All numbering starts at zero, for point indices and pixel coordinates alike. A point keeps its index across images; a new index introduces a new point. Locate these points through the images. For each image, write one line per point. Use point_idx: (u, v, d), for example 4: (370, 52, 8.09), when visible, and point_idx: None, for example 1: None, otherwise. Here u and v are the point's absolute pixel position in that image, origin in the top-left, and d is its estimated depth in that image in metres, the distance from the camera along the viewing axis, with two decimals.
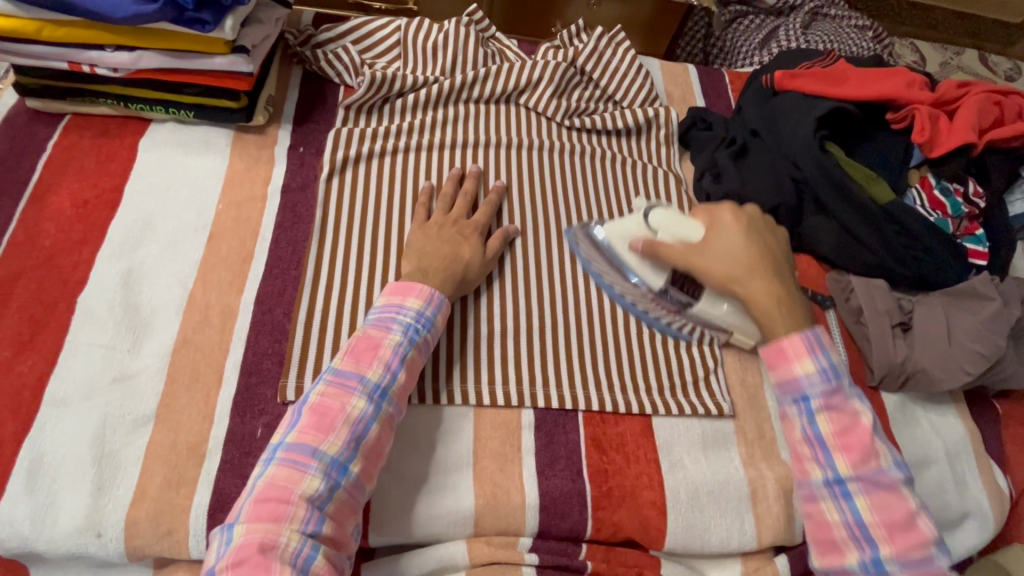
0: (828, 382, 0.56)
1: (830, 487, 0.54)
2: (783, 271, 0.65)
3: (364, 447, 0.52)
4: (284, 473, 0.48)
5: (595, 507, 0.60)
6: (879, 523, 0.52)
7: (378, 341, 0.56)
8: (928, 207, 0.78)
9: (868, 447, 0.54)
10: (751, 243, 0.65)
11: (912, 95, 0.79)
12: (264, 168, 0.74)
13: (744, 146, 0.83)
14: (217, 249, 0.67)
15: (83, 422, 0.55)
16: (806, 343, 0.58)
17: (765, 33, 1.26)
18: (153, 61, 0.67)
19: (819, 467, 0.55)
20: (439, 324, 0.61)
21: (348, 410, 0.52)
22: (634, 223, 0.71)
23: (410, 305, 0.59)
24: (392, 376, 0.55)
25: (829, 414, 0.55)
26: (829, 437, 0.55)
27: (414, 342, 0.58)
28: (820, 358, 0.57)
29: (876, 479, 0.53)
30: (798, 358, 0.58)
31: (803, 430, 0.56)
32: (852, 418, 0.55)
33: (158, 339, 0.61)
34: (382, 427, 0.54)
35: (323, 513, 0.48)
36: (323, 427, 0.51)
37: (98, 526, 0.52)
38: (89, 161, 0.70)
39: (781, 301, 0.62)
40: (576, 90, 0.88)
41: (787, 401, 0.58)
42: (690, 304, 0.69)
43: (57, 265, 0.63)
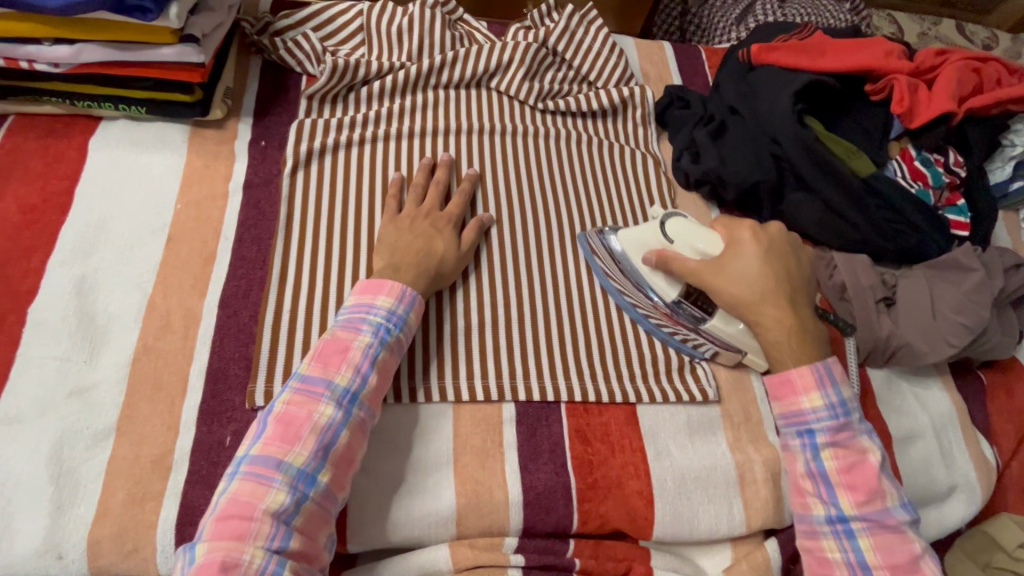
0: (834, 419, 0.57)
1: (832, 524, 0.55)
2: (800, 299, 0.63)
3: (334, 455, 0.50)
4: (248, 487, 0.46)
5: (580, 500, 0.59)
6: (882, 564, 0.53)
7: (346, 343, 0.54)
8: (909, 179, 0.76)
9: (874, 486, 0.55)
10: (771, 269, 0.62)
11: (891, 65, 0.78)
12: (224, 164, 0.71)
13: (722, 123, 0.81)
14: (177, 251, 0.64)
15: (38, 440, 0.53)
16: (816, 376, 0.59)
17: (742, 7, 1.23)
18: (95, 54, 0.63)
19: (822, 503, 0.56)
20: (413, 322, 0.59)
21: (316, 417, 0.50)
22: (650, 232, 0.68)
23: (380, 303, 0.57)
24: (361, 380, 0.53)
25: (834, 450, 0.57)
26: (835, 474, 0.56)
27: (385, 342, 0.56)
28: (829, 393, 0.58)
29: (881, 519, 0.54)
30: (806, 391, 0.59)
31: (807, 465, 0.57)
32: (858, 456, 0.56)
33: (116, 348, 0.58)
34: (353, 433, 0.51)
35: (291, 527, 0.46)
36: (289, 437, 0.49)
37: (58, 548, 0.49)
38: (36, 163, 0.66)
39: (796, 333, 0.61)
40: (549, 73, 0.85)
41: (791, 432, 0.59)
42: (704, 320, 0.65)
43: (5, 274, 0.60)
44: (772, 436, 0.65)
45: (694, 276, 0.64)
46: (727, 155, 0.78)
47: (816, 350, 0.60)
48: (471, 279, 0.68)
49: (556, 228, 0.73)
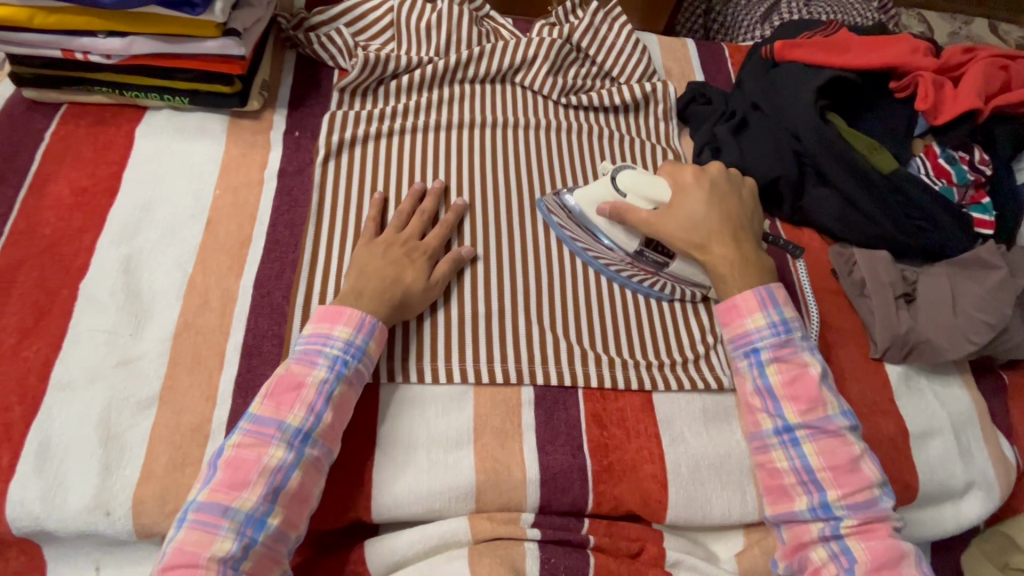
0: (776, 337, 0.62)
1: (780, 436, 0.60)
2: (745, 231, 0.68)
3: (285, 495, 0.51)
4: (194, 536, 0.48)
5: (596, 482, 0.61)
6: (824, 467, 0.58)
7: (300, 379, 0.56)
8: (933, 176, 0.76)
9: (815, 395, 0.60)
10: (713, 208, 0.68)
11: (915, 63, 0.78)
12: (260, 153, 0.74)
13: (744, 119, 0.82)
14: (215, 234, 0.68)
15: (88, 405, 0.56)
16: (758, 300, 0.64)
17: (768, 5, 1.23)
18: (145, 46, 0.68)
19: (769, 416, 0.61)
20: (374, 351, 0.59)
21: (264, 461, 0.52)
22: (603, 187, 0.70)
23: (339, 334, 0.58)
24: (313, 420, 0.54)
25: (778, 366, 0.62)
26: (779, 388, 0.61)
27: (342, 377, 0.57)
28: (771, 313, 0.63)
29: (821, 426, 0.59)
30: (750, 313, 0.64)
31: (755, 382, 0.62)
32: (801, 370, 0.61)
33: (159, 323, 0.61)
34: (303, 474, 0.53)
35: (238, 573, 0.48)
36: (236, 482, 0.50)
37: (106, 505, 0.53)
38: (86, 150, 0.70)
39: (740, 265, 0.66)
40: (572, 70, 0.87)
41: (740, 354, 0.64)
42: (667, 263, 0.69)
43: (59, 252, 0.64)
44: None
45: (647, 224, 0.67)
46: (748, 150, 0.79)
47: (759, 278, 0.66)
48: (492, 265, 0.70)
49: None
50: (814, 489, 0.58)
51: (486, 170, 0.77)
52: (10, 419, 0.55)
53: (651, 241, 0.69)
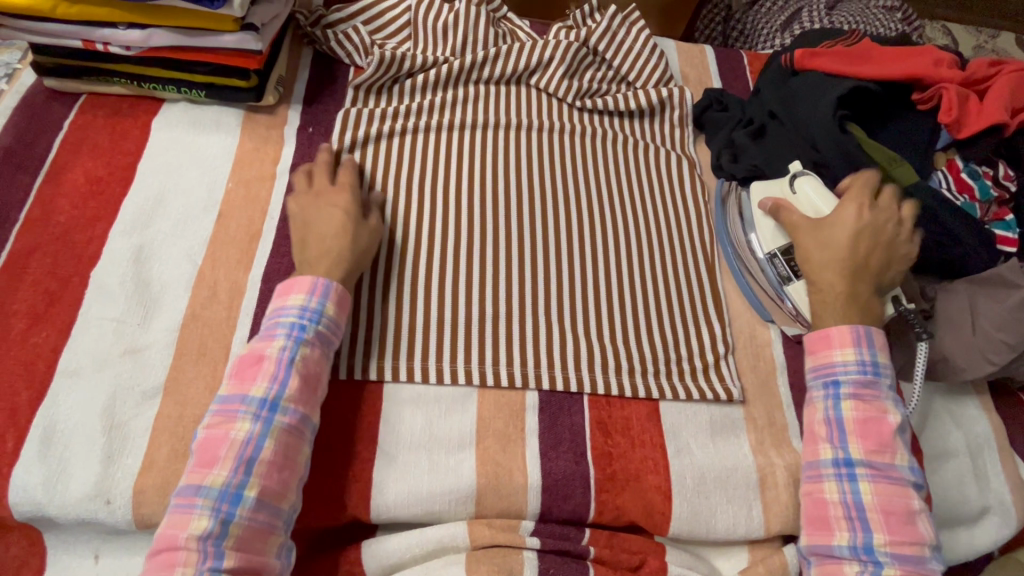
0: (862, 374, 0.59)
1: (837, 468, 0.56)
2: (873, 276, 0.64)
3: (258, 467, 0.50)
4: (173, 519, 0.49)
5: (598, 490, 0.60)
6: (878, 508, 0.54)
7: (261, 353, 0.55)
8: (954, 190, 0.74)
9: (887, 440, 0.56)
10: (858, 243, 0.64)
11: (940, 75, 0.76)
12: (274, 148, 0.75)
13: (762, 127, 0.82)
14: (227, 226, 0.68)
15: (94, 393, 0.56)
16: (853, 335, 0.60)
17: (790, 13, 1.22)
18: (164, 39, 0.68)
19: (830, 448, 0.57)
20: (333, 311, 0.59)
21: (232, 435, 0.51)
22: (777, 186, 0.72)
23: (292, 302, 0.58)
24: (278, 387, 0.53)
25: (856, 401, 0.58)
26: (851, 423, 0.57)
27: (302, 341, 0.56)
28: (863, 351, 0.60)
29: (885, 470, 0.55)
30: (841, 346, 0.60)
31: (825, 412, 0.59)
32: (879, 412, 0.57)
33: (168, 313, 0.62)
34: (276, 442, 0.52)
35: (220, 548, 0.48)
36: (207, 461, 0.51)
37: (107, 494, 0.53)
38: (103, 140, 0.71)
39: (845, 300, 0.62)
40: (588, 75, 0.86)
41: (817, 384, 0.61)
42: (790, 280, 0.69)
43: (71, 240, 0.64)
44: (798, 441, 0.65)
45: (793, 226, 0.67)
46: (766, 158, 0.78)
47: (861, 319, 0.62)
48: (500, 267, 0.69)
49: (590, 220, 0.74)
50: (859, 528, 0.54)
51: (498, 171, 0.76)
52: (16, 404, 0.55)
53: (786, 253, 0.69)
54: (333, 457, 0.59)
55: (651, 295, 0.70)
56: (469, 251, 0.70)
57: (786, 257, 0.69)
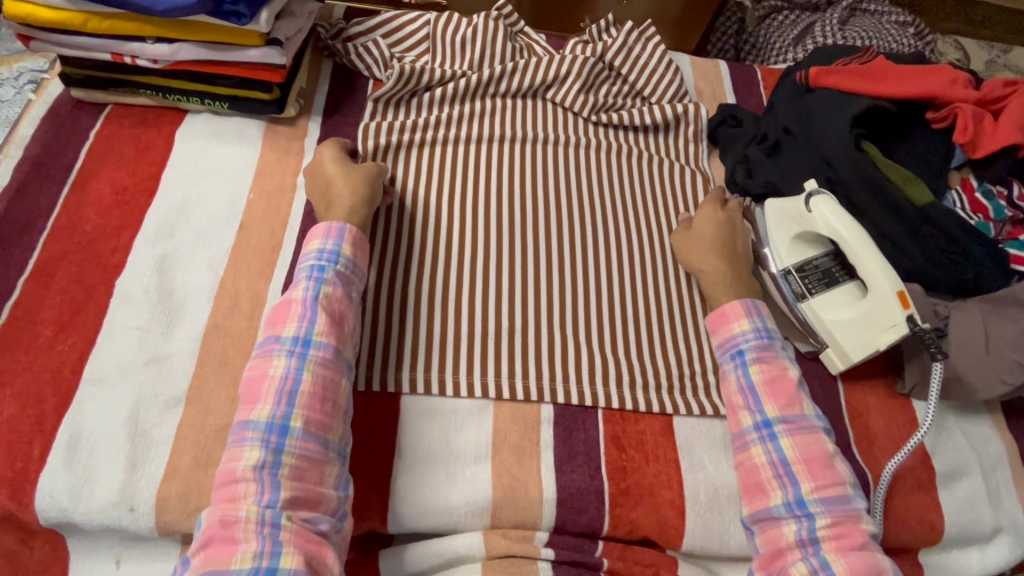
0: (760, 339, 0.62)
1: (758, 431, 0.58)
2: (744, 259, 0.70)
3: (299, 399, 0.52)
4: (230, 454, 0.51)
5: (612, 505, 0.60)
6: (800, 460, 0.56)
7: (289, 296, 0.57)
8: (969, 211, 0.75)
9: (794, 394, 0.59)
10: (722, 231, 0.71)
11: (955, 94, 0.76)
12: (294, 159, 0.76)
13: (776, 143, 0.82)
14: (248, 237, 0.69)
15: (118, 401, 0.57)
16: (744, 307, 0.64)
17: (801, 29, 1.23)
18: (190, 53, 0.69)
19: (749, 413, 0.59)
20: (350, 252, 0.61)
21: (271, 372, 0.53)
22: (794, 204, 0.72)
23: (313, 247, 0.60)
24: (307, 325, 0.55)
25: (761, 364, 0.60)
26: (761, 385, 0.59)
27: (323, 280, 0.58)
28: (755, 320, 0.63)
29: (799, 423, 0.57)
30: (736, 318, 0.64)
31: (738, 380, 0.61)
32: (782, 371, 0.60)
33: (190, 323, 0.63)
34: (314, 375, 0.53)
35: (276, 476, 0.49)
36: (252, 398, 0.52)
37: (131, 501, 0.54)
38: (128, 150, 0.72)
39: (731, 277, 0.68)
40: (604, 89, 0.87)
41: (725, 357, 0.63)
42: (802, 297, 0.69)
43: (96, 249, 0.65)
44: None
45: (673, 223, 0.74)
46: (780, 174, 0.79)
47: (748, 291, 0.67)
48: (516, 279, 0.70)
49: (604, 234, 0.75)
50: (789, 483, 0.55)
51: (514, 184, 0.77)
52: (43, 410, 0.56)
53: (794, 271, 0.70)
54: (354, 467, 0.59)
55: (664, 309, 0.71)
56: (485, 264, 0.71)
57: (800, 274, 0.70)
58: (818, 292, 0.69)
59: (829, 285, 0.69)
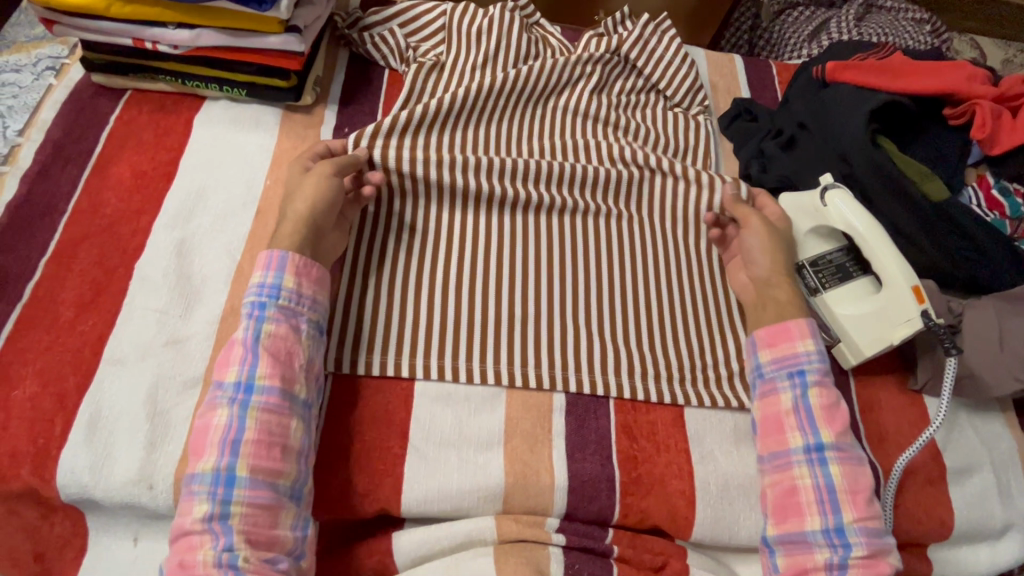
0: (823, 363, 0.61)
1: (808, 454, 0.57)
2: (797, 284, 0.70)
3: (244, 446, 0.52)
4: (182, 508, 0.51)
5: (624, 493, 0.61)
6: (846, 489, 0.55)
7: (232, 339, 0.57)
8: (985, 207, 0.75)
9: (847, 423, 0.58)
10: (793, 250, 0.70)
11: (974, 90, 0.76)
12: (311, 147, 0.76)
13: (792, 137, 0.82)
14: (265, 223, 0.69)
15: (137, 381, 0.58)
16: (809, 326, 0.62)
17: (816, 23, 1.23)
18: (211, 39, 0.70)
19: (800, 435, 0.58)
20: (293, 282, 0.59)
21: (214, 422, 0.53)
22: (809, 198, 0.72)
23: (255, 281, 0.59)
24: (248, 368, 0.54)
25: (820, 388, 0.59)
26: (818, 409, 0.58)
27: (264, 319, 0.57)
28: (818, 342, 0.62)
29: (849, 452, 0.57)
30: (802, 337, 0.62)
31: (794, 400, 0.59)
32: (836, 399, 0.59)
33: (208, 306, 0.63)
34: (257, 421, 0.53)
35: (228, 527, 0.49)
36: (198, 451, 0.52)
37: (150, 479, 0.55)
38: (148, 135, 0.73)
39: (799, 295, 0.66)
40: (618, 87, 0.86)
41: (782, 374, 0.61)
42: (817, 292, 0.69)
43: (117, 232, 0.66)
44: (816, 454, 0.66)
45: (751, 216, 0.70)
46: (794, 169, 0.79)
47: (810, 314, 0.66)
48: (530, 269, 0.71)
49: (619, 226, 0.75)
50: (830, 511, 0.55)
51: None
52: (64, 389, 0.57)
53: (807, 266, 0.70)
54: (369, 449, 0.60)
55: (675, 302, 0.71)
56: (495, 257, 0.71)
57: (815, 268, 0.70)
58: (831, 285, 0.69)
59: (843, 279, 0.69)
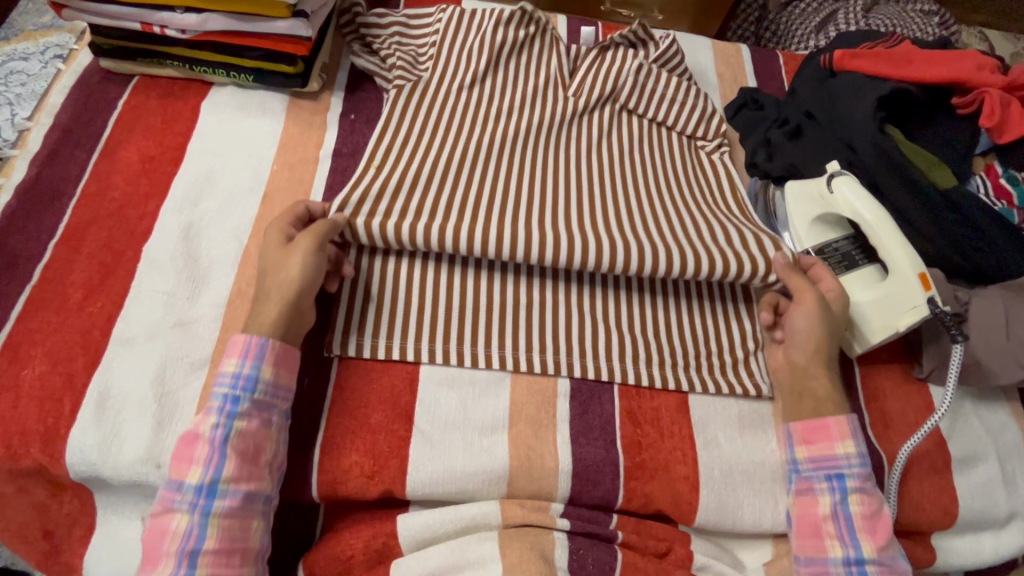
0: (864, 466, 0.58)
1: (848, 566, 0.56)
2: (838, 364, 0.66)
3: (202, 556, 0.50)
4: None
5: (628, 477, 0.61)
6: None
7: (196, 432, 0.54)
8: (992, 196, 0.75)
9: (891, 534, 0.57)
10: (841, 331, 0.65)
11: (982, 79, 0.75)
12: (317, 133, 0.76)
13: (798, 127, 0.81)
14: (271, 208, 0.70)
15: (146, 362, 0.59)
16: (850, 424, 0.60)
17: (823, 16, 1.21)
18: (219, 23, 0.70)
19: (841, 545, 0.56)
20: (270, 372, 0.56)
21: (173, 527, 0.51)
22: (815, 185, 0.72)
23: (227, 367, 0.56)
24: (213, 472, 0.52)
25: (861, 495, 0.57)
26: (859, 517, 0.57)
27: (236, 415, 0.54)
28: (859, 441, 0.59)
29: (890, 564, 0.56)
30: (841, 436, 0.59)
31: (834, 505, 0.57)
32: (878, 505, 0.58)
33: (214, 289, 0.64)
34: (218, 530, 0.51)
35: None
36: (154, 555, 0.51)
37: (158, 458, 0.55)
38: (155, 120, 0.73)
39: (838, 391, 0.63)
40: (627, 125, 0.81)
41: (820, 474, 0.59)
42: None
43: (125, 216, 0.66)
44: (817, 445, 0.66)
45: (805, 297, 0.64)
46: (802, 157, 0.78)
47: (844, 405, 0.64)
48: None
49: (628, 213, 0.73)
50: None
51: None
52: (72, 369, 0.57)
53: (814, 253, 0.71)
54: (374, 429, 0.60)
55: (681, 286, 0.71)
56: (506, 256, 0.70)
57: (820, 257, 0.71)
58: (837, 273, 0.69)
59: (848, 267, 0.70)
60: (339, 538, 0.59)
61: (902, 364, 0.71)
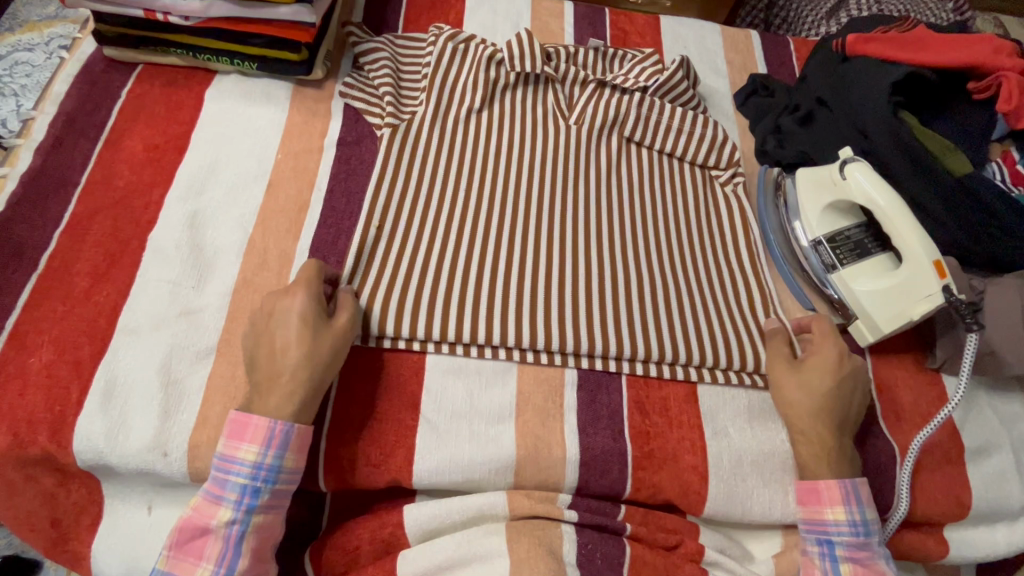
0: (856, 536, 0.58)
1: None
2: (851, 426, 0.61)
3: None
4: None
5: (636, 467, 0.60)
6: None
7: (207, 523, 0.52)
8: (1009, 182, 0.73)
9: None
10: (839, 392, 0.60)
11: (1001, 62, 0.73)
12: (321, 121, 0.76)
13: (810, 113, 0.80)
14: (275, 197, 0.69)
15: (152, 350, 0.58)
16: (842, 492, 0.58)
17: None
18: (221, 10, 0.69)
19: None
20: (292, 462, 0.55)
21: None
22: (827, 171, 0.71)
23: (245, 455, 0.53)
24: (224, 572, 0.52)
25: (853, 565, 0.57)
26: None
27: (254, 508, 0.53)
28: (853, 510, 0.58)
29: None
30: (831, 504, 0.58)
31: (825, 573, 0.58)
32: (875, 574, 0.58)
33: (219, 278, 0.64)
34: None
35: None
36: None
37: (164, 447, 0.55)
38: (159, 109, 0.73)
39: (832, 456, 0.59)
40: (634, 155, 0.79)
41: (811, 539, 0.59)
42: (834, 267, 0.69)
43: (130, 205, 0.66)
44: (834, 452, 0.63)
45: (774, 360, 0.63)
46: (814, 142, 0.78)
47: (849, 469, 0.59)
48: (549, 249, 0.69)
49: (631, 211, 0.74)
50: None
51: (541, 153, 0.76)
52: (79, 357, 0.57)
53: (824, 241, 0.70)
54: (379, 417, 0.60)
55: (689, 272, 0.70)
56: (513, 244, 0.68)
57: (832, 244, 0.69)
58: (848, 261, 0.68)
59: (861, 255, 0.68)
60: (345, 528, 0.59)
61: (914, 355, 0.70)
